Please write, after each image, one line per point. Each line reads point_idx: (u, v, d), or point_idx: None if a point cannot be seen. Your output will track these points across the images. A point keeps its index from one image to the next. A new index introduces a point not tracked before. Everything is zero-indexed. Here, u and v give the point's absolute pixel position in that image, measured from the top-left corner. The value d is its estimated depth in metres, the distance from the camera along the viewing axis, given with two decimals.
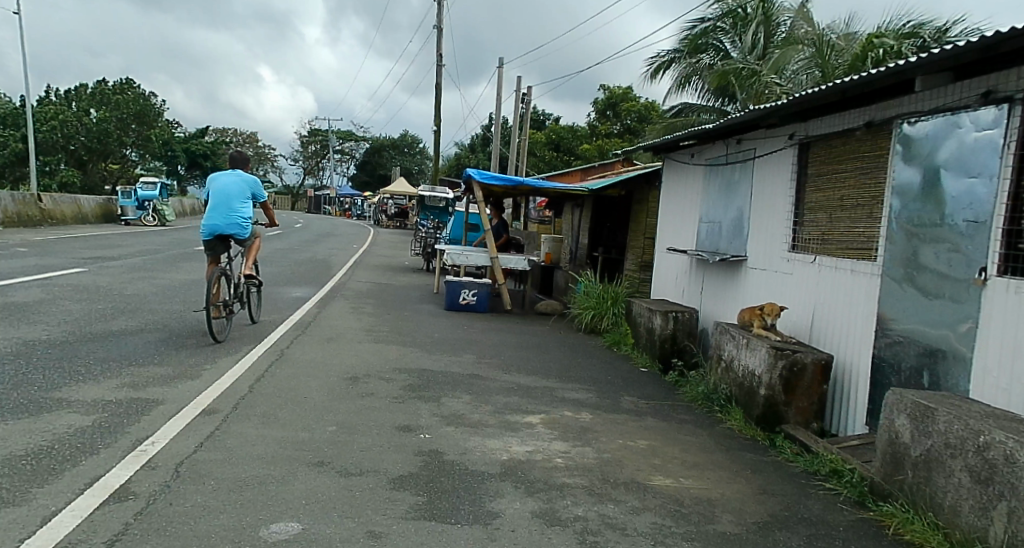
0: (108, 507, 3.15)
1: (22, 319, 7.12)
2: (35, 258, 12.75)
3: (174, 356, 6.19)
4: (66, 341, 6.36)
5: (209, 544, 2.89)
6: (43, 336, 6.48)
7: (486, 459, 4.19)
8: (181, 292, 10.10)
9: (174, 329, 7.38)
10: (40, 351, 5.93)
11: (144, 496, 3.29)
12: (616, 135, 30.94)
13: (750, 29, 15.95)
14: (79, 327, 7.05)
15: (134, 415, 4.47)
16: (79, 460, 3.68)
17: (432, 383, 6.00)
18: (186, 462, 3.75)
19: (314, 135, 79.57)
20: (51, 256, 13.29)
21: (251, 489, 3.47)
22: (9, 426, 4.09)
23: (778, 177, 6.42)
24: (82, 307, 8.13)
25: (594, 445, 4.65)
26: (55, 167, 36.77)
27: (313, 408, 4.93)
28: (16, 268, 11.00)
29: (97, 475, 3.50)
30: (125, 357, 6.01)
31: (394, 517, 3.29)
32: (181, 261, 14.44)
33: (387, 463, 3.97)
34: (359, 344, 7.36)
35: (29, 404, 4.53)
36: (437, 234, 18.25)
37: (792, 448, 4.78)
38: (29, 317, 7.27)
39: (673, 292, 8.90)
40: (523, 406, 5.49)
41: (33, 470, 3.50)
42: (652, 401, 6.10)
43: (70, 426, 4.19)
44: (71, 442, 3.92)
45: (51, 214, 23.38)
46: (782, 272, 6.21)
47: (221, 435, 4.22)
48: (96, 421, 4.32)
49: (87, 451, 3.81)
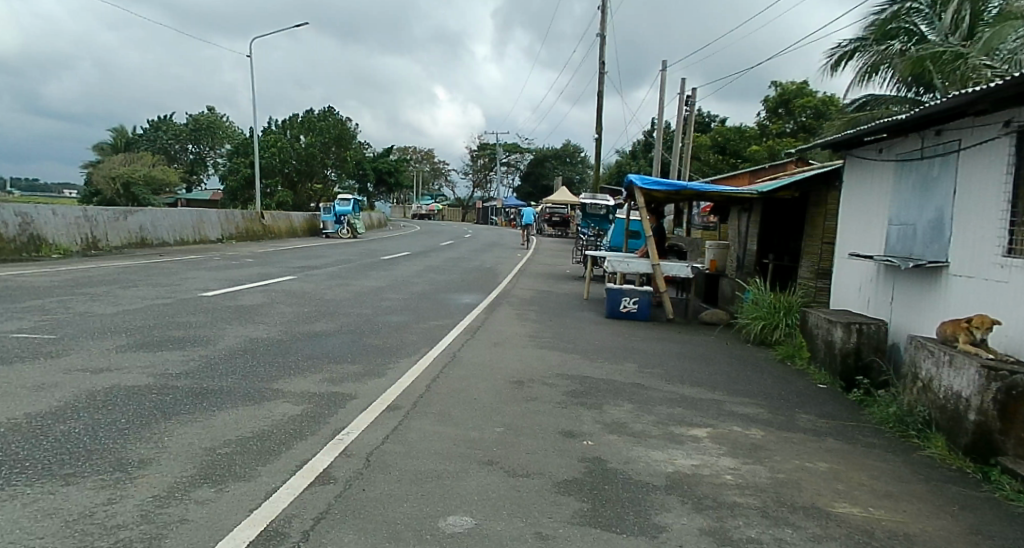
0: (312, 489, 3.44)
1: (241, 319, 8.06)
2: (248, 266, 14.36)
3: (362, 355, 6.67)
4: (273, 339, 7.08)
5: (394, 532, 3.04)
6: (255, 333, 7.30)
7: (651, 470, 4.06)
8: (366, 296, 10.92)
9: (361, 330, 7.97)
10: (256, 347, 6.66)
11: (341, 481, 3.56)
12: (790, 134, 29.18)
13: (949, 7, 14.31)
14: (285, 326, 7.85)
15: (330, 407, 4.86)
16: (294, 443, 4.07)
17: (595, 390, 5.94)
18: (376, 452, 4.00)
19: (481, 147, 82.99)
20: (262, 263, 14.92)
21: (434, 480, 3.65)
22: (240, 410, 4.63)
23: (991, 174, 5.65)
24: (286, 309, 9.03)
25: (768, 465, 4.35)
26: (273, 189, 41.71)
27: (482, 409, 5.07)
28: (233, 274, 12.46)
29: (305, 458, 3.85)
30: (327, 351, 6.62)
31: (560, 520, 3.28)
32: (368, 268, 15.64)
33: (551, 466, 3.98)
34: (524, 349, 7.51)
35: (254, 391, 5.12)
36: (599, 242, 18.29)
37: (1010, 484, 4.16)
38: (246, 316, 8.23)
39: (857, 302, 8.14)
40: (690, 418, 5.28)
41: (261, 450, 3.92)
42: (834, 420, 5.61)
43: (285, 412, 4.65)
44: (288, 427, 4.35)
45: (271, 229, 26.29)
46: (993, 280, 5.46)
47: (404, 430, 4.46)
48: (306, 409, 4.77)
49: (300, 436, 4.20)
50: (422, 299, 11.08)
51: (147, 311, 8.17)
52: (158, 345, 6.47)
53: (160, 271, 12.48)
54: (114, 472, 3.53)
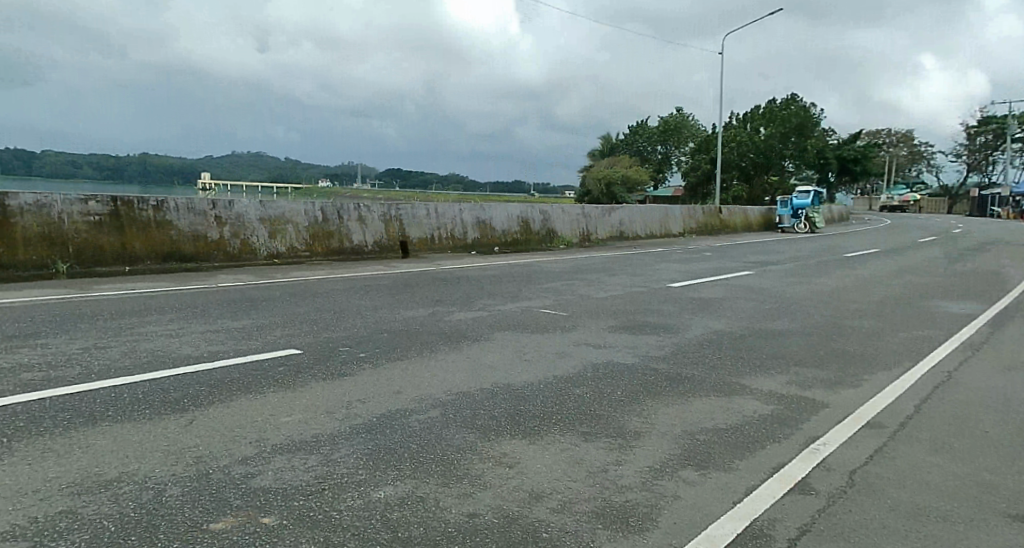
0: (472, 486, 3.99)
1: (386, 314, 8.91)
2: (386, 262, 15.57)
3: (495, 347, 7.26)
4: (417, 332, 7.83)
5: (545, 531, 3.54)
6: (400, 328, 8.08)
7: (776, 474, 4.33)
8: (494, 285, 11.62)
9: (492, 320, 8.60)
10: (403, 342, 7.41)
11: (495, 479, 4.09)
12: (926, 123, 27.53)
13: None
14: (425, 319, 8.61)
15: (478, 401, 5.46)
16: (449, 439, 4.67)
17: (717, 383, 6.18)
18: (519, 449, 4.53)
19: None
20: (413, 260, 16.11)
21: (629, 473, 4.25)
22: (400, 406, 5.30)
23: None
24: (425, 303, 9.85)
25: (892, 469, 4.49)
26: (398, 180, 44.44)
27: (611, 404, 5.48)
28: (403, 269, 13.74)
29: (458, 455, 4.42)
30: (495, 346, 7.30)
31: (691, 527, 3.65)
32: (491, 260, 16.49)
33: (680, 468, 4.35)
34: (647, 338, 7.83)
35: (408, 387, 5.80)
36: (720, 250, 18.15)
37: None
38: (390, 311, 9.08)
39: None
40: (814, 415, 5.44)
41: (487, 441, 4.67)
42: (965, 416, 5.58)
43: (437, 408, 5.27)
44: (443, 423, 4.97)
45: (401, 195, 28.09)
46: None
47: (542, 427, 4.96)
48: (455, 404, 5.38)
49: (453, 432, 4.80)
50: (545, 286, 11.65)
51: (313, 308, 9.23)
52: (327, 341, 7.39)
53: (312, 267, 13.87)
54: (321, 454, 4.39)
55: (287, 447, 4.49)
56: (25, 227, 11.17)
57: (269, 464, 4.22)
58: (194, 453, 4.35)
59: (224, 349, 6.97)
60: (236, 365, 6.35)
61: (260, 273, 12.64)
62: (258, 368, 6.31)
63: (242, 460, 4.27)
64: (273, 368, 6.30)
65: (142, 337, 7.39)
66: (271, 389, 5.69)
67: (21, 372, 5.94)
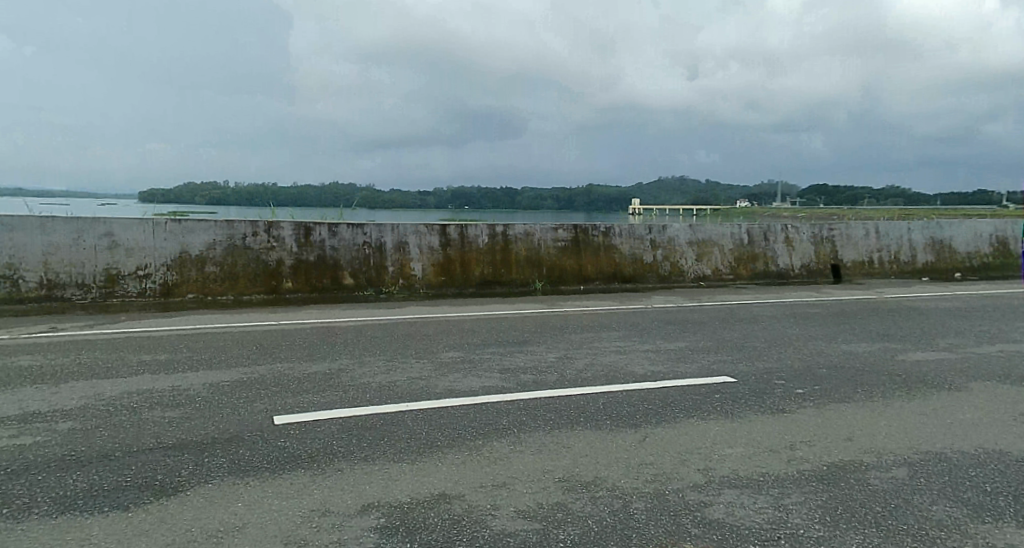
0: None
1: (829, 346, 8.33)
2: (821, 286, 14.58)
3: (972, 397, 6.15)
4: (868, 370, 7.11)
5: None
6: (848, 363, 7.46)
7: None
8: (963, 320, 9.87)
9: (963, 363, 7.31)
10: (852, 379, 6.81)
11: None
12: None
13: None
14: (876, 355, 7.78)
15: (954, 464, 4.71)
16: (921, 508, 4.15)
17: None
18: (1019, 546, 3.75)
19: None
20: (852, 285, 14.71)
21: None
22: (856, 456, 4.91)
23: None
24: (874, 335, 8.90)
25: None
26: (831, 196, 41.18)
27: None
28: (838, 297, 12.62)
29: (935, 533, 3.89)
30: (970, 395, 6.18)
31: None
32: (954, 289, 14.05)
33: None
34: None
35: (865, 434, 5.31)
36: None
37: None
38: (833, 343, 8.46)
39: None
40: None
41: (974, 526, 3.97)
42: None
43: (903, 466, 4.71)
44: (911, 486, 4.43)
45: None
46: None
47: None
48: (925, 465, 4.73)
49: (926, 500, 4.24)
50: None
51: (748, 334, 9.15)
52: (767, 370, 7.24)
53: (743, 290, 13.79)
54: (773, 496, 4.35)
55: (734, 481, 4.58)
56: (518, 251, 13.60)
57: (717, 497, 4.37)
58: (650, 471, 4.83)
59: (667, 369, 7.38)
60: (676, 387, 6.71)
61: (690, 295, 13.08)
62: (698, 392, 6.53)
63: (695, 488, 4.54)
64: (713, 394, 6.45)
65: (598, 350, 8.31)
66: (710, 416, 5.84)
67: (517, 374, 7.22)
